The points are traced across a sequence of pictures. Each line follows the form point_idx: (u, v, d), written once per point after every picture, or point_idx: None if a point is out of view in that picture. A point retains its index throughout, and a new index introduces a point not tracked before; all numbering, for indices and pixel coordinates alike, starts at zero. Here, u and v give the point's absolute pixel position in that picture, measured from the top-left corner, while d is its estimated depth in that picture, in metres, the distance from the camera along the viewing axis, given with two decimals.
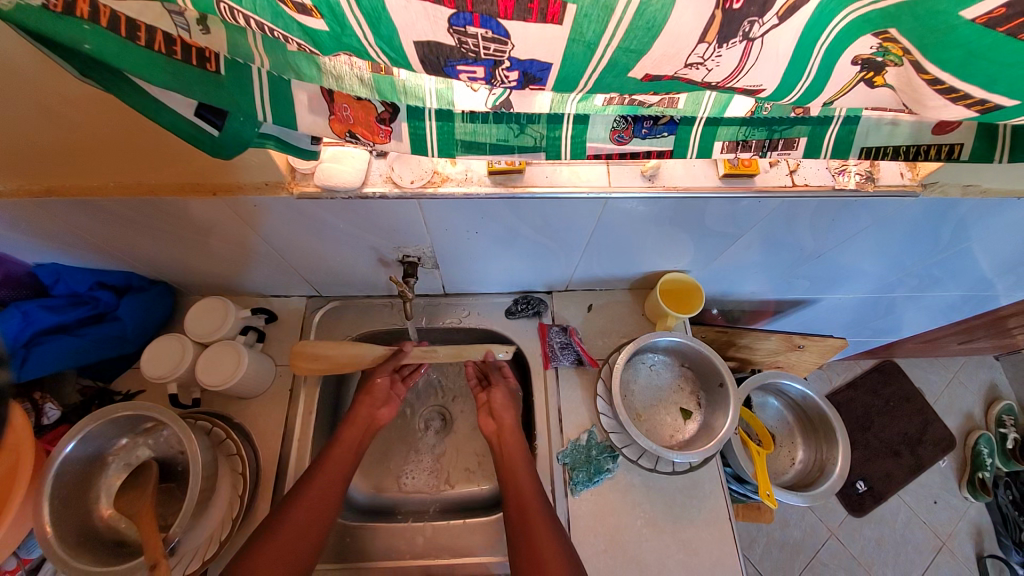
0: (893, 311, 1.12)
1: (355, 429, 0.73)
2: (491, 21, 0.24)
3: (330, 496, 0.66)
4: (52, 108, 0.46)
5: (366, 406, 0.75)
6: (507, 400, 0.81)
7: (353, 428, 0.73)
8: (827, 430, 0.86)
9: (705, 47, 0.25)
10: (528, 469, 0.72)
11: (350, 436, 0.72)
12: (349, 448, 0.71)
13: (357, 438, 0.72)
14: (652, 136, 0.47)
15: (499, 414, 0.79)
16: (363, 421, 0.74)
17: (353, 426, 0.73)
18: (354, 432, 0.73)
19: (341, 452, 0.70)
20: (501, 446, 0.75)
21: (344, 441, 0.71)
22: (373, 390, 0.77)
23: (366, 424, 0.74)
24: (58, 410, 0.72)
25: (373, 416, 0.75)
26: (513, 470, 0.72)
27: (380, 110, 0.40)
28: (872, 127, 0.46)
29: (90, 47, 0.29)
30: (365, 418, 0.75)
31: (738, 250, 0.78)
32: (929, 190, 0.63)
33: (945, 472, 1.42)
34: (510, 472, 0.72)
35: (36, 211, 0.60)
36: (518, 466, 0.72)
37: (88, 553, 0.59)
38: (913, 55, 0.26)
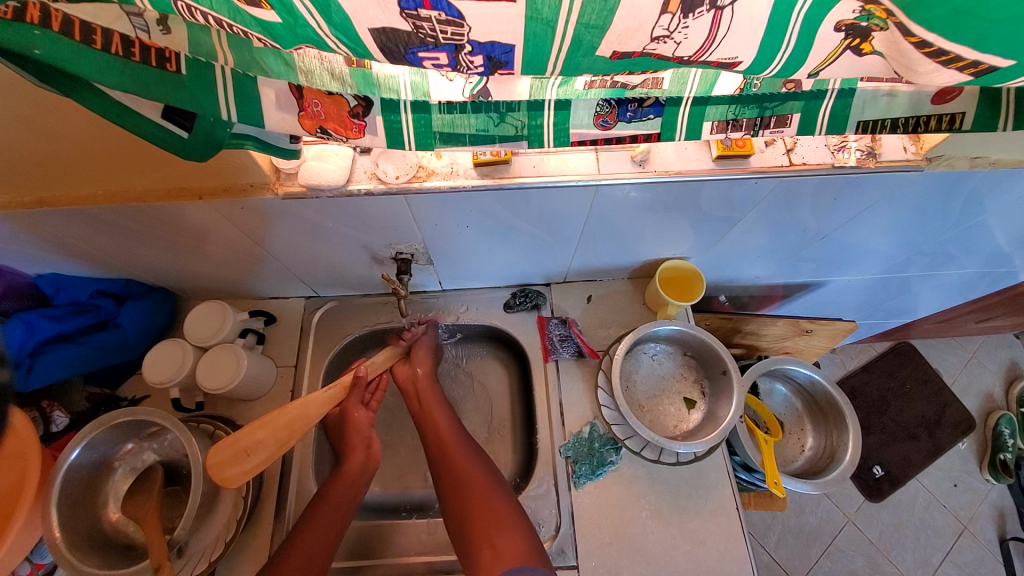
0: (906, 290, 1.09)
1: (347, 481, 0.66)
2: (441, 2, 0.23)
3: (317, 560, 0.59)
4: (32, 118, 0.46)
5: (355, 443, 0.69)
6: (428, 351, 0.80)
7: (341, 484, 0.66)
8: (837, 415, 0.84)
9: (669, 18, 0.24)
10: (444, 410, 0.74)
11: (336, 495, 0.65)
12: (342, 501, 0.64)
13: (343, 493, 0.65)
14: (637, 119, 0.46)
15: (416, 363, 0.78)
16: (354, 469, 0.67)
17: (341, 480, 0.66)
18: (341, 483, 0.66)
19: (329, 512, 0.63)
20: (417, 397, 0.75)
21: (329, 499, 0.64)
22: (356, 428, 0.70)
23: (355, 476, 0.67)
24: (67, 417, 0.74)
25: (365, 456, 0.68)
26: (431, 418, 0.73)
27: (353, 104, 0.39)
28: (868, 100, 0.44)
29: (41, 53, 0.28)
30: (356, 469, 0.67)
31: (740, 235, 0.76)
32: (934, 164, 0.61)
33: (965, 454, 1.38)
34: (429, 418, 0.73)
35: (30, 222, 0.60)
36: (435, 410, 0.74)
37: (98, 556, 0.61)
38: (897, 17, 0.25)
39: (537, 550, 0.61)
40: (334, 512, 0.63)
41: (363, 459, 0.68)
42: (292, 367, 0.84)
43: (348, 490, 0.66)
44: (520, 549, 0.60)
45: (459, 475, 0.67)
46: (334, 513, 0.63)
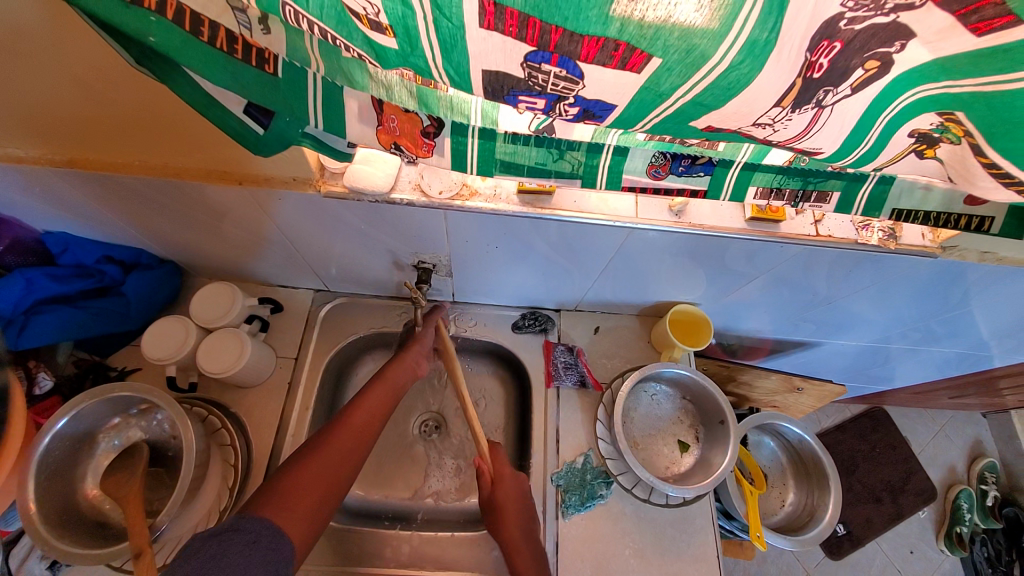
0: (891, 361, 1.13)
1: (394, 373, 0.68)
2: (569, 62, 0.24)
3: (358, 452, 0.59)
4: (89, 82, 0.46)
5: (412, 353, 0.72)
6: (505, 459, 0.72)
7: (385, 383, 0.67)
8: (820, 476, 0.86)
9: (779, 110, 0.25)
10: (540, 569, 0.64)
11: (380, 393, 0.66)
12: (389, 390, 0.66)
13: (389, 393, 0.66)
14: (688, 174, 0.48)
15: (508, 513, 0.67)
16: (400, 372, 0.69)
17: (383, 383, 0.67)
18: (398, 371, 0.68)
19: (369, 412, 0.63)
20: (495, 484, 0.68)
21: (373, 394, 0.65)
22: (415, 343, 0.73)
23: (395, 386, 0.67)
24: (51, 380, 0.70)
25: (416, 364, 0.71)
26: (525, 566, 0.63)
27: (426, 124, 0.40)
28: (905, 190, 0.46)
29: (155, 40, 0.29)
30: (399, 368, 0.69)
31: (751, 289, 0.78)
32: (947, 252, 0.64)
33: (925, 524, 1.43)
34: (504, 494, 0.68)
35: (55, 181, 0.58)
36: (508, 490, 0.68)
37: (74, 534, 0.58)
38: (975, 138, 0.26)
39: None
40: (376, 411, 0.64)
41: (409, 368, 0.70)
42: (292, 358, 0.82)
43: (393, 390, 0.67)
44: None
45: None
46: (378, 412, 0.64)
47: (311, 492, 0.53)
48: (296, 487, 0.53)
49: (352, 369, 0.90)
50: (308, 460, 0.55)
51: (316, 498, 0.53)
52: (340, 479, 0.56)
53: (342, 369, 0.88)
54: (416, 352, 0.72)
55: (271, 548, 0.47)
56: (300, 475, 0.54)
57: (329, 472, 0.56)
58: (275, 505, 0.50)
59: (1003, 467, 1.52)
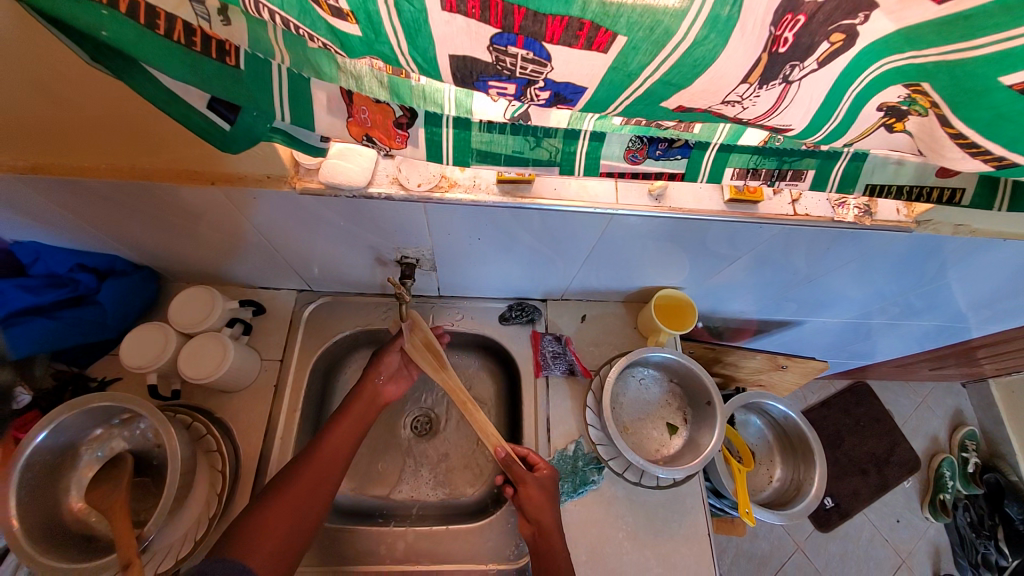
0: (872, 337, 1.15)
1: (364, 400, 0.70)
2: (535, 44, 0.24)
3: (323, 491, 0.62)
4: (46, 84, 0.44)
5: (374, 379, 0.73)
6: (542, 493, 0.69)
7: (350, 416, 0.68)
8: (805, 450, 0.88)
9: (746, 87, 0.25)
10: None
11: (348, 425, 0.68)
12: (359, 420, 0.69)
13: (356, 427, 0.68)
14: (666, 157, 0.48)
15: (537, 515, 0.67)
16: (365, 402, 0.70)
17: (349, 417, 0.68)
18: (361, 403, 0.70)
19: (335, 447, 0.65)
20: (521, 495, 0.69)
21: (342, 427, 0.67)
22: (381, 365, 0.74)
23: (363, 417, 0.69)
24: (30, 395, 0.69)
25: (378, 392, 0.72)
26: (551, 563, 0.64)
27: (398, 114, 0.40)
28: (878, 165, 0.47)
29: (109, 34, 0.28)
30: (368, 394, 0.71)
31: (733, 271, 0.79)
32: (922, 227, 0.65)
33: (909, 493, 1.47)
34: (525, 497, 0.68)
35: (18, 188, 0.56)
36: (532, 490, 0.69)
37: (60, 549, 0.57)
38: (942, 109, 0.27)
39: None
40: (341, 446, 0.66)
41: (372, 396, 0.71)
42: (277, 361, 0.81)
43: (360, 422, 0.69)
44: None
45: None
46: (345, 447, 0.66)
47: (272, 537, 0.57)
48: (254, 537, 0.56)
49: (339, 369, 0.89)
50: (274, 503, 0.59)
51: (280, 541, 0.57)
52: (304, 520, 0.59)
53: (330, 369, 0.87)
54: (380, 376, 0.73)
55: None
56: (267, 520, 0.57)
57: (292, 513, 0.59)
58: (238, 551, 0.54)
59: (982, 434, 1.57)
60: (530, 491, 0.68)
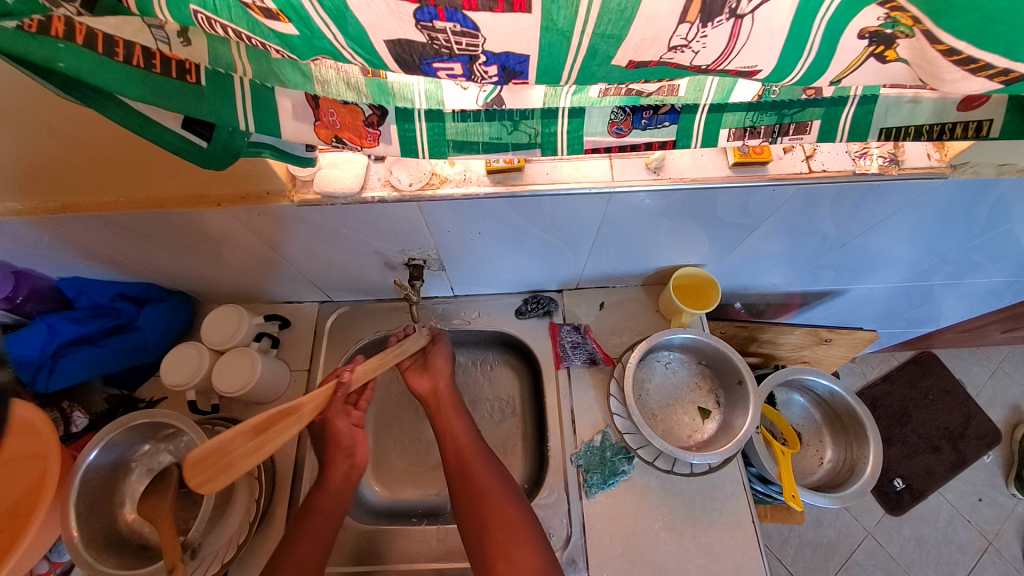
0: (929, 299, 1.05)
1: (329, 497, 0.63)
2: (457, 14, 0.24)
3: None
4: (57, 128, 0.48)
5: (339, 460, 0.65)
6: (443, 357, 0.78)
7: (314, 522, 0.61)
8: (857, 428, 0.82)
9: (687, 27, 0.24)
10: (460, 416, 0.72)
11: (313, 532, 0.60)
12: (326, 519, 0.62)
13: (319, 531, 0.60)
14: (653, 126, 0.45)
15: (433, 368, 0.76)
16: (330, 498, 0.63)
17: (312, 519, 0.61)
18: (327, 499, 0.63)
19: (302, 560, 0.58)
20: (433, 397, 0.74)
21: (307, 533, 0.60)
22: (337, 442, 0.65)
23: (330, 515, 0.62)
24: (85, 418, 0.74)
25: (351, 466, 0.65)
26: (455, 440, 0.70)
27: (368, 114, 0.40)
28: (891, 107, 0.43)
29: (65, 66, 0.29)
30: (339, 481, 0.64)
31: (757, 240, 0.74)
32: (958, 171, 0.59)
33: (991, 468, 1.33)
34: (444, 421, 0.72)
35: (55, 228, 0.61)
36: (450, 410, 0.73)
37: (114, 556, 0.61)
38: (924, 25, 0.24)
39: (551, 564, 0.59)
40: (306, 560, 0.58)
41: (341, 483, 0.64)
42: (305, 370, 0.84)
43: (327, 521, 0.62)
44: (534, 562, 0.58)
45: (480, 494, 0.64)
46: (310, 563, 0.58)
47: None
48: None
49: None
50: None
51: None
52: None
53: None
54: (341, 461, 0.65)
55: None
56: None
57: None
58: None
59: None
60: (427, 345, 0.78)
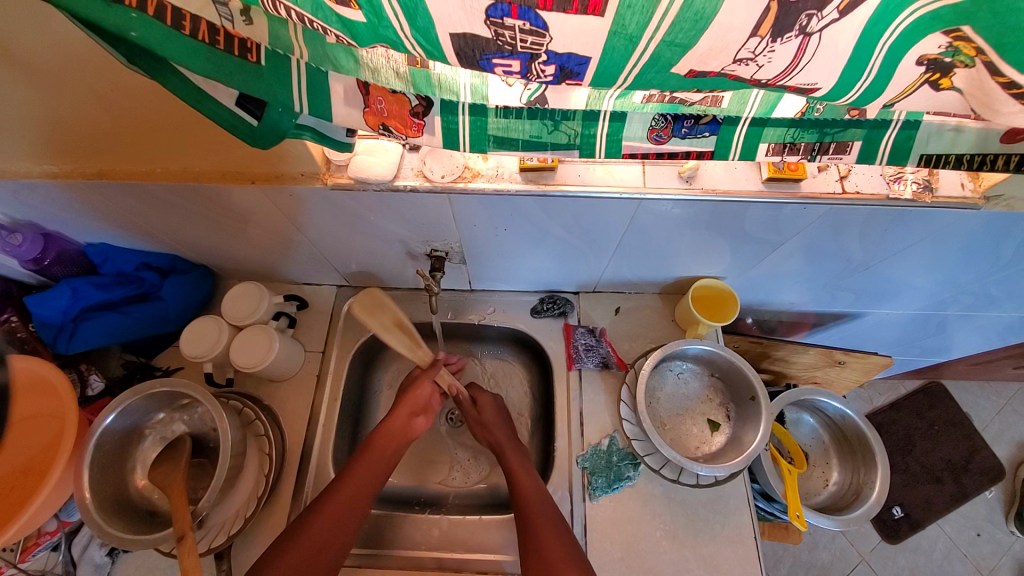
0: (946, 330, 1.04)
1: (375, 459, 0.69)
2: (529, 12, 0.24)
3: (336, 541, 0.63)
4: (104, 95, 0.48)
5: (401, 416, 0.73)
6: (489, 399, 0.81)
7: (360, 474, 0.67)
8: (865, 452, 0.82)
9: (757, 41, 0.24)
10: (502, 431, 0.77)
11: (364, 476, 0.68)
12: (380, 462, 0.70)
13: (374, 472, 0.69)
14: (693, 135, 0.45)
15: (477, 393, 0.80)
16: (388, 446, 0.71)
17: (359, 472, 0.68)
18: (383, 445, 0.71)
19: (349, 499, 0.65)
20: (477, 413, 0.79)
21: (356, 479, 0.67)
22: (410, 397, 0.75)
23: (374, 474, 0.68)
24: (102, 382, 0.76)
25: (411, 422, 0.74)
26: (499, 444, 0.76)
27: (414, 104, 0.40)
28: (933, 133, 0.43)
29: (136, 35, 0.30)
30: (385, 446, 0.71)
31: (778, 258, 0.74)
32: (992, 203, 0.59)
33: (993, 504, 1.32)
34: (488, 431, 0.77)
35: (91, 193, 0.62)
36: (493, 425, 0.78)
37: (123, 520, 0.62)
38: (987, 56, 0.25)
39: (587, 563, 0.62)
40: (348, 506, 0.65)
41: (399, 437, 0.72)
42: (319, 352, 0.85)
43: (380, 470, 0.69)
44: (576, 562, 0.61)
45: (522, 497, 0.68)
46: (361, 499, 0.66)
47: None
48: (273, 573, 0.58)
49: (378, 359, 0.93)
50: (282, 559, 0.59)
51: None
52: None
53: (368, 361, 0.91)
54: (405, 414, 0.73)
55: None
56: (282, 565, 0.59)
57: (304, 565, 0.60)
58: None
59: None
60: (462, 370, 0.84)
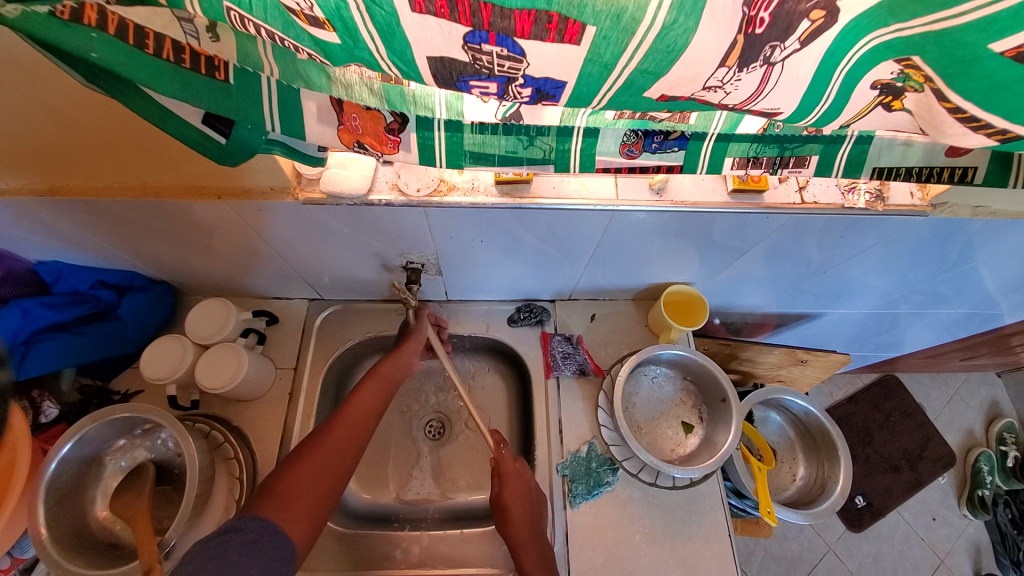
0: (898, 327, 1.11)
1: (363, 405, 0.62)
2: (507, 39, 0.25)
3: (351, 453, 0.58)
4: (56, 107, 0.46)
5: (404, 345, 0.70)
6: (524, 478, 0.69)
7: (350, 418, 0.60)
8: (829, 446, 0.86)
9: (725, 71, 0.26)
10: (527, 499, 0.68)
11: (372, 388, 0.65)
12: (386, 381, 0.66)
13: (380, 392, 0.65)
14: (662, 151, 0.46)
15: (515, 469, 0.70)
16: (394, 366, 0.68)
17: (349, 416, 0.60)
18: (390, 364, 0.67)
19: (363, 412, 0.62)
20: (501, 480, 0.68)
21: (365, 390, 0.64)
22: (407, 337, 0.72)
23: (364, 418, 0.61)
24: (57, 409, 0.70)
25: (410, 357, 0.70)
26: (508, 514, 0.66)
27: (389, 120, 0.40)
28: (884, 148, 0.45)
29: (97, 56, 0.29)
30: (374, 391, 0.64)
31: (744, 263, 0.77)
32: (938, 210, 0.64)
33: (945, 489, 1.41)
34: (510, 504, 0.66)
35: (41, 210, 0.59)
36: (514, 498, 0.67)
37: (85, 556, 0.59)
38: (935, 83, 0.26)
39: None
40: (344, 448, 0.58)
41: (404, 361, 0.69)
42: (291, 368, 0.83)
43: (387, 383, 0.66)
44: None
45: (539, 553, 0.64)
46: (373, 410, 0.63)
47: (311, 489, 0.53)
48: (294, 489, 0.53)
49: (352, 373, 0.90)
50: (304, 465, 0.55)
51: (314, 499, 0.53)
52: (327, 483, 0.55)
53: (343, 375, 0.89)
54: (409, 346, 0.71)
55: (268, 548, 0.48)
56: (300, 476, 0.54)
57: (325, 475, 0.55)
58: (274, 510, 0.51)
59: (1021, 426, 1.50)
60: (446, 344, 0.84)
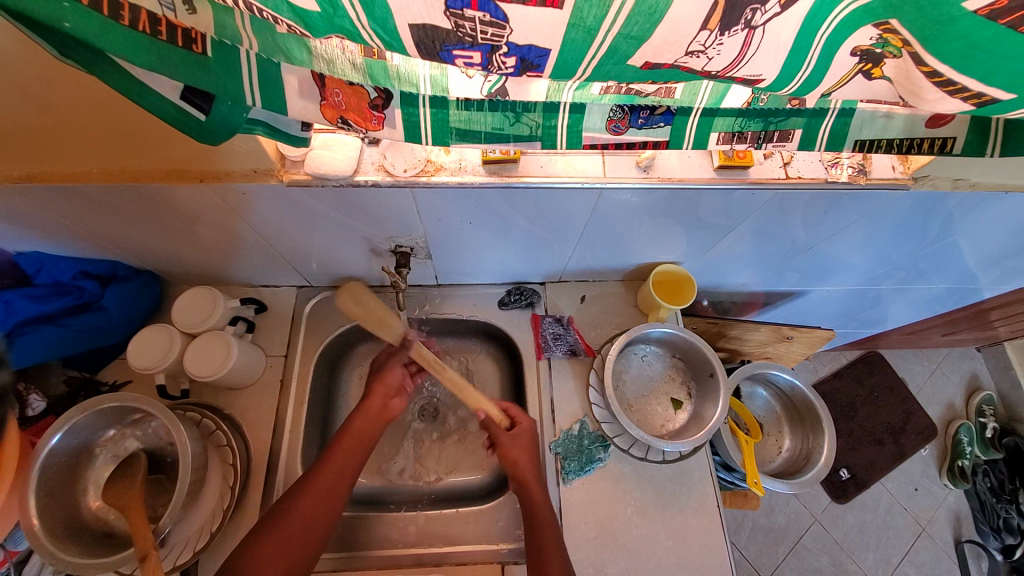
0: (880, 303, 1.13)
1: (343, 453, 0.64)
2: (489, 4, 0.25)
3: (320, 520, 0.59)
4: (28, 90, 0.45)
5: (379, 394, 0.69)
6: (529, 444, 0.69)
7: (319, 482, 0.61)
8: (814, 419, 0.88)
9: (707, 34, 0.26)
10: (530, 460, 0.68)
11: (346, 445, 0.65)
12: (360, 438, 0.66)
13: (354, 449, 0.65)
14: (648, 126, 0.46)
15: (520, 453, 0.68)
16: (367, 421, 0.67)
17: (318, 482, 0.61)
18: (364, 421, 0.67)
19: (336, 474, 0.62)
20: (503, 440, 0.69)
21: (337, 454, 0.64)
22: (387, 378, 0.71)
23: (336, 481, 0.62)
24: (44, 402, 0.70)
25: (386, 406, 0.69)
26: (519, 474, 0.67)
27: (373, 96, 0.40)
28: (867, 120, 0.46)
29: (71, 27, 0.29)
30: (356, 438, 0.66)
31: (731, 242, 0.78)
32: (919, 183, 0.65)
33: (926, 460, 1.45)
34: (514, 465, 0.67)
35: (18, 199, 0.57)
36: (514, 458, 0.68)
37: (78, 545, 0.58)
38: (913, 47, 0.27)
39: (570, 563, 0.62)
40: (312, 515, 0.59)
41: (378, 412, 0.68)
42: (281, 356, 0.82)
43: (364, 438, 0.66)
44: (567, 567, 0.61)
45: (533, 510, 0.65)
46: (349, 466, 0.64)
47: (276, 563, 0.55)
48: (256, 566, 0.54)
49: (344, 361, 0.90)
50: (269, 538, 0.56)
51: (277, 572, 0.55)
52: (297, 553, 0.57)
53: (335, 362, 0.89)
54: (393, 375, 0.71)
55: None
56: (264, 551, 0.55)
57: (292, 545, 0.57)
58: None
59: (999, 398, 1.55)
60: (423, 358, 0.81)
